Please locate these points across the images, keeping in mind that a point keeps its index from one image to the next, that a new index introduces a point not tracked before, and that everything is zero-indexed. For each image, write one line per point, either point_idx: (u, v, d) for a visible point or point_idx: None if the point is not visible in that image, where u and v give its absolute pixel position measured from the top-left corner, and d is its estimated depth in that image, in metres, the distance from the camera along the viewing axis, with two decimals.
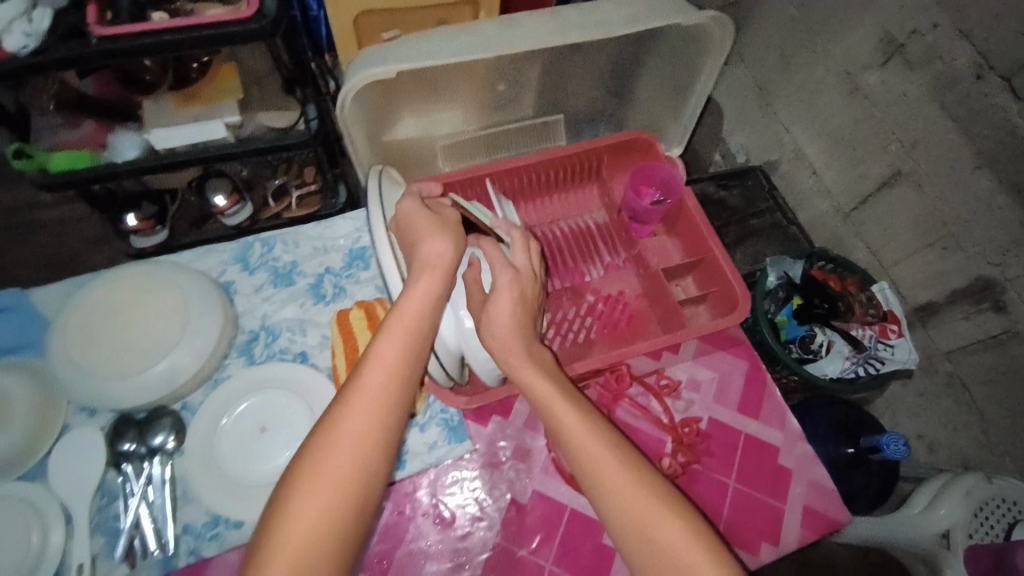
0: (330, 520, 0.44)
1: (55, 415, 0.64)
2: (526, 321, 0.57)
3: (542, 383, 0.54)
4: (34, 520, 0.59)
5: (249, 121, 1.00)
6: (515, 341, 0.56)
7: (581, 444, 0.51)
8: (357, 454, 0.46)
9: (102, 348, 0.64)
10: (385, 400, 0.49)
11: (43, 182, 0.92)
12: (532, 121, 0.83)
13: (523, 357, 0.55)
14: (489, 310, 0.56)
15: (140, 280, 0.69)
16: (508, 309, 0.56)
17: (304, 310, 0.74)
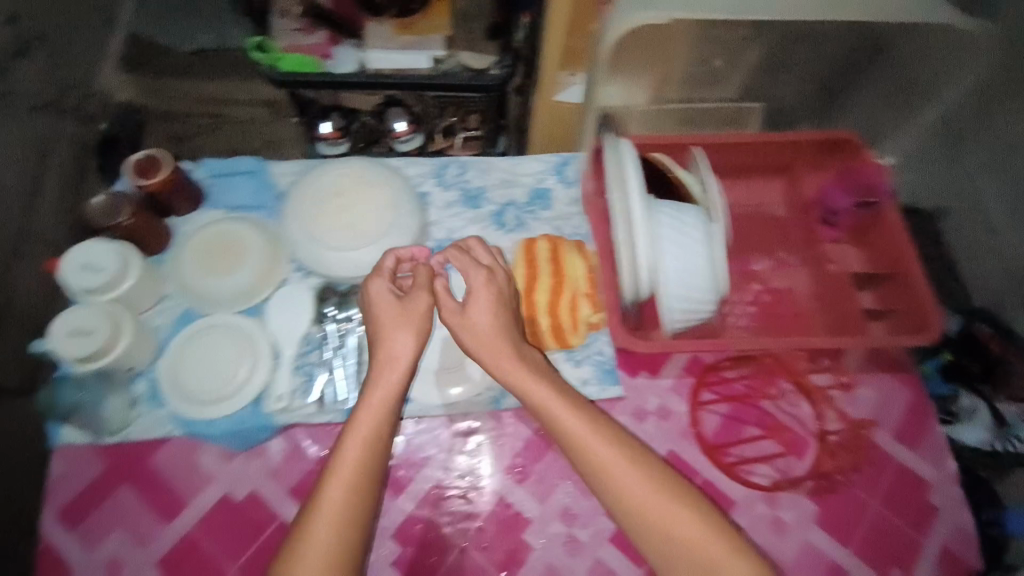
0: (347, 521, 0.51)
1: (279, 268, 0.74)
2: (509, 327, 0.61)
3: (537, 391, 0.57)
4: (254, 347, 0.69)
5: (450, 58, 1.05)
6: (501, 348, 0.60)
7: (608, 458, 0.54)
8: (354, 477, 0.52)
9: (326, 221, 0.73)
10: (380, 423, 0.56)
11: (273, 77, 1.03)
12: (732, 103, 0.83)
13: (509, 362, 0.59)
14: (467, 316, 0.61)
15: (361, 170, 0.76)
16: (488, 312, 0.61)
17: (486, 233, 0.80)
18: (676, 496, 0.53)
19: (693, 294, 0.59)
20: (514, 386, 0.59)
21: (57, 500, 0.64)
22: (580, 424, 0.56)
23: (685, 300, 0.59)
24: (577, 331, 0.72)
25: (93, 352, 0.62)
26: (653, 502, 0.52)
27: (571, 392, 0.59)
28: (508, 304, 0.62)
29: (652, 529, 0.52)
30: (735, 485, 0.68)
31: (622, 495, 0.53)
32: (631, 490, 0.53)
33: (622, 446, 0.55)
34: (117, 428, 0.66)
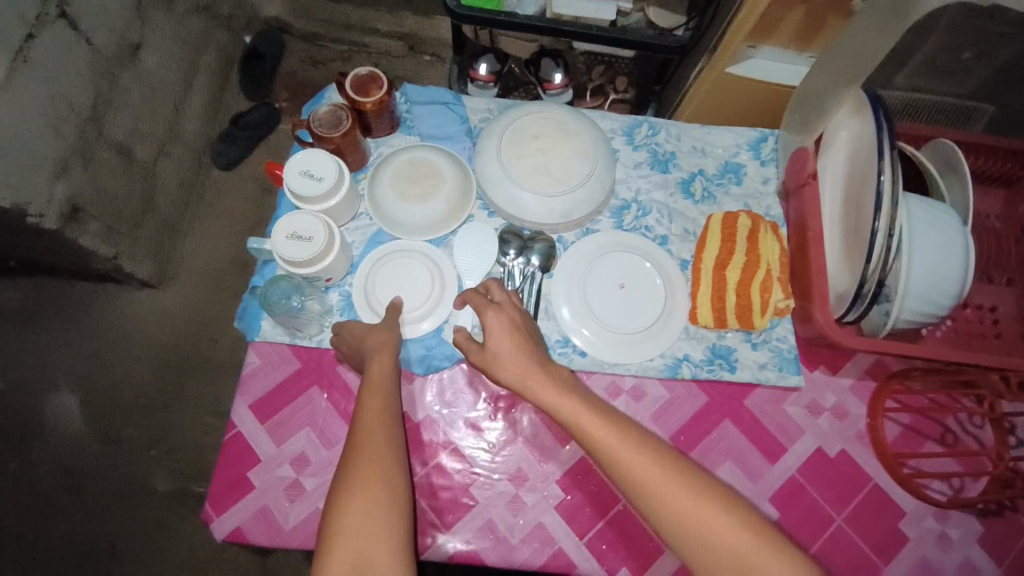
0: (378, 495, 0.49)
1: (467, 202, 0.74)
2: (531, 351, 0.61)
3: (561, 399, 0.56)
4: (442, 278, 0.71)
5: (635, 13, 1.04)
6: (526, 365, 0.60)
7: (618, 450, 0.52)
8: (358, 455, 0.52)
9: (524, 162, 0.72)
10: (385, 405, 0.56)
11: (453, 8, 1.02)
12: (958, 100, 0.78)
13: (537, 383, 0.58)
14: (489, 353, 0.61)
15: (562, 116, 0.75)
16: (511, 346, 0.60)
17: (673, 200, 0.78)
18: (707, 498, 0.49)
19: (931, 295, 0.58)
20: (544, 405, 0.57)
21: (251, 391, 0.68)
22: (594, 419, 0.55)
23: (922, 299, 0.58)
24: (764, 314, 0.69)
25: (305, 258, 0.63)
26: (675, 489, 0.49)
27: (584, 394, 0.57)
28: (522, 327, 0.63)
29: (682, 525, 0.48)
30: (905, 496, 0.67)
31: (642, 493, 0.50)
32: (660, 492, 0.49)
33: (634, 439, 0.53)
34: (313, 333, 0.70)
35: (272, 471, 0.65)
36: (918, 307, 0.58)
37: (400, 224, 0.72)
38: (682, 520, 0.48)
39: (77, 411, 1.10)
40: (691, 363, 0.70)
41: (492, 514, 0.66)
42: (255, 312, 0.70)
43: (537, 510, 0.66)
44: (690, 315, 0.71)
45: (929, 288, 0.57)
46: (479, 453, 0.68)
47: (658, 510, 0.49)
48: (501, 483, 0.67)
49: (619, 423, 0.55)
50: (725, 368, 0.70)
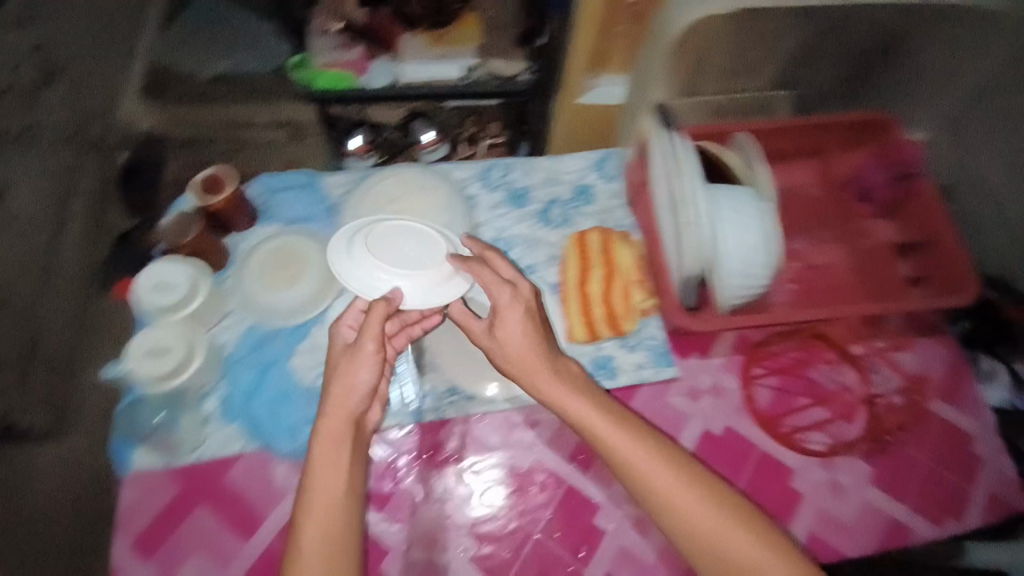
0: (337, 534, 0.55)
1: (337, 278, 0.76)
2: (540, 344, 0.64)
3: (553, 388, 0.63)
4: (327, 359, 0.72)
5: (480, 66, 1.07)
6: (536, 362, 0.64)
7: (620, 444, 0.60)
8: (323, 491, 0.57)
9: (381, 228, 0.76)
10: (344, 442, 0.59)
11: (308, 95, 1.05)
12: (760, 92, 0.88)
13: (546, 384, 0.63)
14: (497, 341, 0.65)
15: (413, 177, 0.80)
16: (521, 333, 0.64)
17: (533, 231, 0.83)
18: (650, 452, 0.60)
19: (751, 267, 0.66)
20: (553, 403, 0.63)
21: (132, 527, 0.65)
22: (578, 404, 0.63)
23: (744, 271, 0.66)
24: (628, 317, 0.75)
25: (167, 371, 0.66)
26: (642, 458, 0.59)
27: (591, 395, 0.64)
28: (534, 316, 0.65)
29: (674, 510, 0.57)
30: (791, 454, 0.71)
31: (638, 480, 0.59)
32: (619, 457, 0.60)
33: (641, 439, 0.61)
34: (189, 450, 0.68)
35: None
36: (744, 277, 0.66)
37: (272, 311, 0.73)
38: (672, 508, 0.57)
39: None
40: None
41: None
42: (125, 443, 0.68)
43: (455, 564, 0.66)
44: (565, 333, 0.75)
45: (746, 261, 0.66)
46: (388, 523, 0.68)
47: (661, 499, 0.58)
48: (415, 548, 0.67)
49: (624, 421, 0.62)
50: (607, 375, 0.74)
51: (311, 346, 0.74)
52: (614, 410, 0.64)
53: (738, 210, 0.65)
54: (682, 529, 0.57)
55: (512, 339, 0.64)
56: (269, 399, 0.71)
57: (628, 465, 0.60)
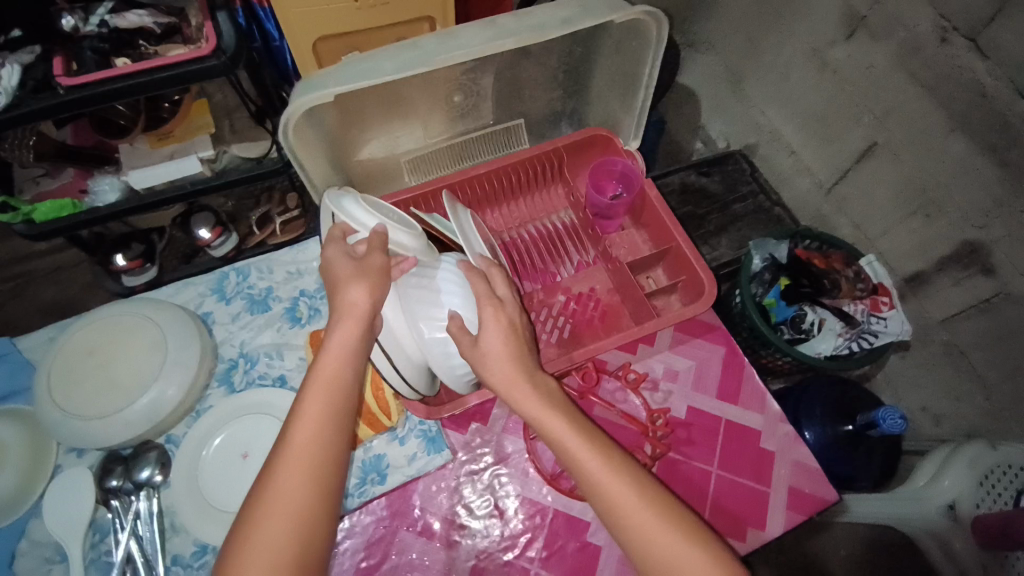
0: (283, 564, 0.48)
1: (45, 454, 0.67)
2: (523, 357, 0.58)
3: (528, 401, 0.56)
4: (49, 554, 0.64)
5: (223, 155, 1.02)
6: (515, 371, 0.57)
7: (586, 458, 0.54)
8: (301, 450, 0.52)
9: (81, 389, 0.66)
10: (317, 444, 0.52)
11: (29, 233, 0.93)
12: (491, 128, 0.85)
13: (527, 389, 0.57)
14: (481, 352, 0.57)
15: (116, 319, 0.70)
16: (504, 346, 0.57)
17: (282, 334, 0.76)
18: (604, 456, 0.55)
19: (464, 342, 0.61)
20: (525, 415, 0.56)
21: None
22: (530, 403, 0.56)
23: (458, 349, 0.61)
24: (389, 411, 0.70)
25: None
26: (601, 466, 0.54)
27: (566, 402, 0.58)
28: (519, 332, 0.59)
29: (632, 523, 0.52)
30: (584, 505, 0.67)
31: (599, 492, 0.53)
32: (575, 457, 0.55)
33: (604, 449, 0.55)
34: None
35: None
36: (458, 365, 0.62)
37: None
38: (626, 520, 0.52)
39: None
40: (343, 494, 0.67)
41: None
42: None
43: None
44: None
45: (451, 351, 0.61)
46: None
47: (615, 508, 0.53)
48: None
49: (593, 435, 0.56)
50: (377, 480, 0.68)
51: (30, 545, 0.64)
52: (580, 419, 0.58)
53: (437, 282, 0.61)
54: (633, 541, 0.52)
55: (494, 353, 0.57)
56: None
57: (595, 481, 0.54)
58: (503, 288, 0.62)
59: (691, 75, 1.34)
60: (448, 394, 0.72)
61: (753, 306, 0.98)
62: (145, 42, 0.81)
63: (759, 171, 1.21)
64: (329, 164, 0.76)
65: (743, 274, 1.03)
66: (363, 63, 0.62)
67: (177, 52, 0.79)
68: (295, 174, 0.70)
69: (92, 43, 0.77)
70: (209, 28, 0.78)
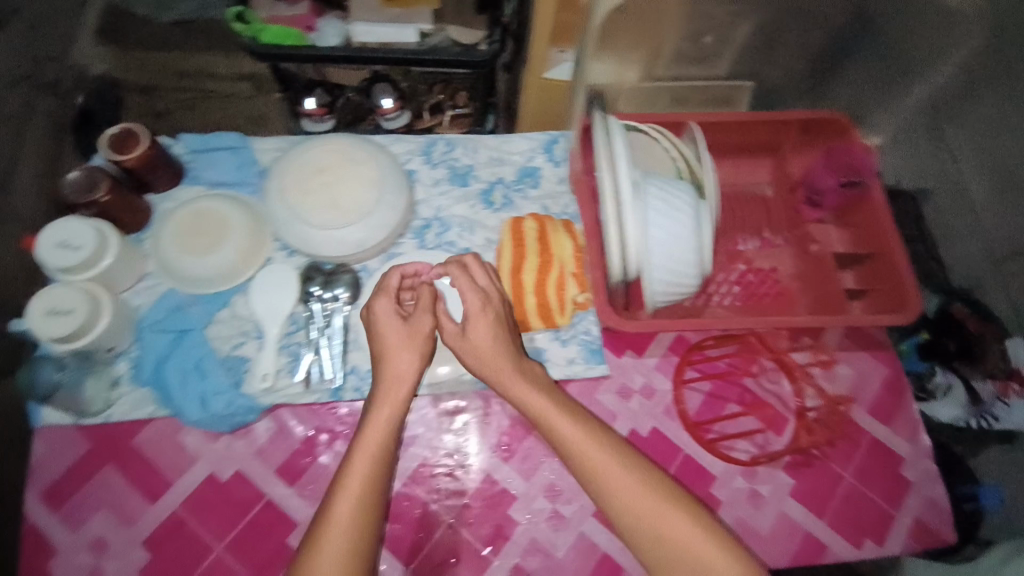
0: (363, 522, 0.49)
1: (262, 246, 0.73)
2: (511, 343, 0.59)
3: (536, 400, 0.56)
4: (246, 327, 0.70)
5: (439, 32, 1.03)
6: (502, 362, 0.58)
7: (604, 466, 0.52)
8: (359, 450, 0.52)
9: (310, 199, 0.72)
10: (378, 458, 0.52)
11: (252, 48, 0.98)
12: (721, 82, 0.82)
13: (518, 380, 0.57)
14: (467, 339, 0.59)
15: (346, 149, 0.75)
16: (487, 331, 0.58)
17: (474, 212, 0.79)
18: (628, 465, 0.53)
19: (679, 262, 0.60)
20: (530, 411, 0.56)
21: (41, 481, 0.63)
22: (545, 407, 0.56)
23: (672, 268, 0.60)
24: (564, 312, 0.72)
25: (72, 332, 0.60)
26: (623, 484, 0.52)
27: (562, 397, 0.57)
28: (505, 324, 0.60)
29: (667, 543, 0.49)
30: (716, 461, 0.69)
31: (632, 516, 0.51)
32: (599, 467, 0.52)
33: (596, 436, 0.54)
34: (100, 408, 0.65)
35: (67, 563, 0.61)
36: (666, 280, 0.60)
37: (186, 277, 0.69)
38: (642, 522, 0.50)
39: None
40: None
41: None
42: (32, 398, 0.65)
43: None
44: None
45: (668, 264, 0.60)
46: (295, 499, 0.64)
47: (624, 514, 0.51)
48: None
49: (588, 423, 0.55)
50: None
51: (229, 315, 0.70)
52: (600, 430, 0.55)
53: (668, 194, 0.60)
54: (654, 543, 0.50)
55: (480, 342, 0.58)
56: (183, 365, 0.66)
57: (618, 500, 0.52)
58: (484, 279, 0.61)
59: None
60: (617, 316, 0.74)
61: None
62: None
63: None
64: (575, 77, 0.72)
65: None
66: None
67: None
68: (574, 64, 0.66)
69: None
70: None
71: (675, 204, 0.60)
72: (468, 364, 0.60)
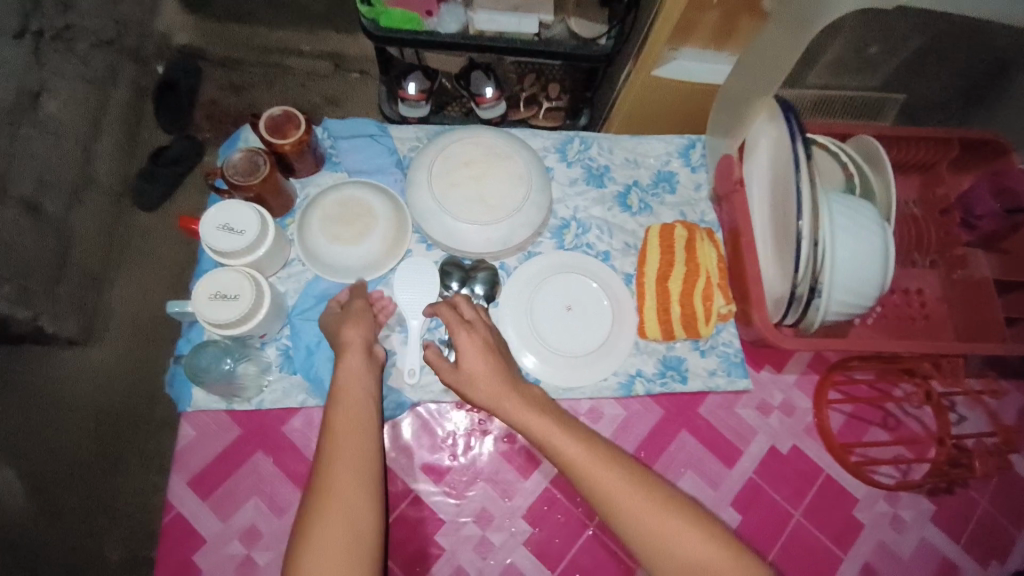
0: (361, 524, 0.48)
1: (404, 239, 0.71)
2: (504, 367, 0.59)
3: (531, 416, 0.55)
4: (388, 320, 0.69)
5: (558, 24, 1.02)
6: (498, 385, 0.57)
7: (591, 471, 0.52)
8: (337, 465, 0.51)
9: (457, 192, 0.70)
10: (360, 474, 0.51)
11: (371, 31, 0.97)
12: (871, 94, 0.80)
13: (510, 399, 0.56)
14: (463, 373, 0.58)
15: (491, 142, 0.73)
16: (481, 361, 0.58)
17: (611, 215, 0.78)
18: (621, 472, 0.52)
19: (864, 281, 0.59)
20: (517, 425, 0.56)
21: (188, 466, 0.62)
22: (534, 419, 0.55)
23: (856, 286, 0.59)
24: (709, 322, 0.70)
25: (235, 318, 0.59)
26: (618, 491, 0.51)
27: (553, 411, 0.57)
28: (497, 349, 0.60)
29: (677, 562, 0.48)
30: (857, 483, 0.68)
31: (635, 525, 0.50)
32: (589, 472, 0.52)
33: (593, 446, 0.54)
34: (251, 395, 0.64)
35: (220, 551, 0.60)
36: (843, 300, 0.59)
37: (334, 265, 0.67)
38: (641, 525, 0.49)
39: (18, 488, 0.97)
40: (644, 378, 0.70)
41: (462, 532, 0.63)
42: (184, 380, 0.64)
43: (504, 550, 0.63)
44: (639, 329, 0.71)
45: (850, 285, 0.58)
46: (442, 497, 0.64)
47: (620, 521, 0.50)
48: (467, 526, 0.63)
49: (583, 437, 0.55)
50: (677, 379, 0.70)
51: None
52: (588, 435, 0.55)
53: (856, 211, 0.60)
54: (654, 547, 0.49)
55: (478, 374, 0.57)
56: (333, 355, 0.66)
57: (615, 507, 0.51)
58: (471, 311, 0.63)
59: None
60: None
61: None
62: None
63: None
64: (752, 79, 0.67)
65: None
66: None
67: None
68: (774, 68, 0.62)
69: None
70: None
71: (863, 224, 0.59)
72: (466, 396, 0.59)
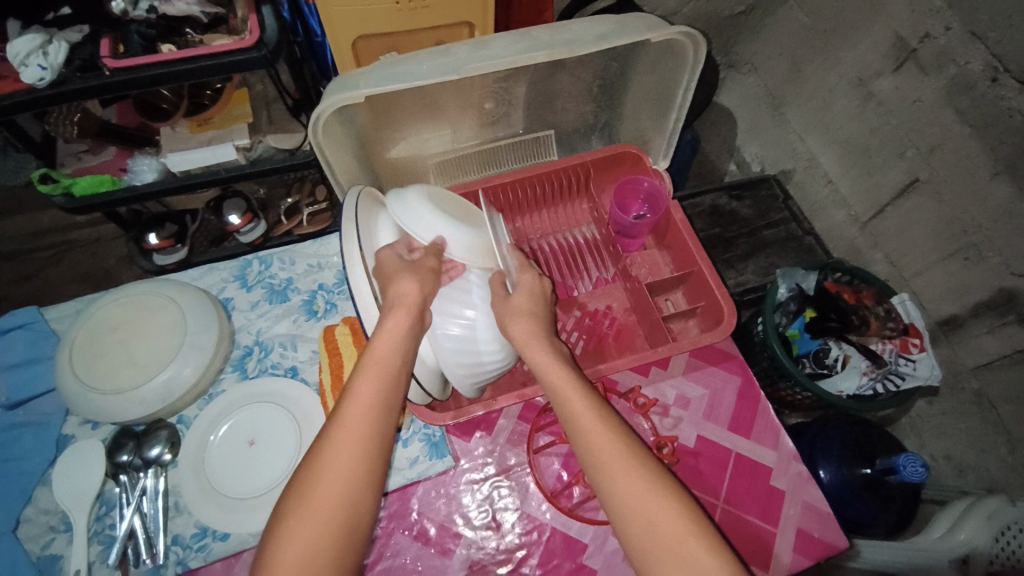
0: (356, 488, 0.49)
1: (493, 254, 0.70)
2: (544, 319, 0.63)
3: (557, 370, 0.57)
4: (54, 523, 0.66)
5: (258, 144, 1.02)
6: (538, 329, 0.61)
7: (600, 441, 0.53)
8: (348, 431, 0.51)
9: (105, 362, 0.68)
10: (367, 439, 0.51)
11: (69, 206, 0.95)
12: (521, 137, 0.82)
13: (542, 349, 0.59)
14: (512, 304, 0.62)
15: (141, 298, 0.72)
16: (531, 305, 0.63)
17: (297, 325, 0.77)
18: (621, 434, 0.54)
19: (471, 344, 0.62)
20: (545, 378, 0.57)
21: None
22: (556, 373, 0.57)
23: (467, 351, 0.62)
24: None
25: None
26: (630, 474, 0.51)
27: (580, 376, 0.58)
28: (546, 299, 0.65)
29: (656, 545, 0.48)
30: (583, 527, 0.67)
31: (617, 502, 0.50)
32: (599, 443, 0.53)
33: (609, 420, 0.54)
34: None
35: None
36: (466, 367, 0.63)
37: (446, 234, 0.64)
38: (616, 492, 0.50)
39: None
40: None
41: None
42: None
43: None
44: None
45: (459, 348, 0.62)
46: None
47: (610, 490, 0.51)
48: None
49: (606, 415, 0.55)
50: None
51: (35, 512, 0.67)
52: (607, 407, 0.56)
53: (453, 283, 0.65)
54: (620, 511, 0.50)
55: (524, 307, 0.62)
56: None
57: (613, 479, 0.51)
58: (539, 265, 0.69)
59: (731, 96, 1.30)
60: (455, 402, 0.73)
61: (773, 334, 0.90)
62: (191, 30, 0.81)
63: (792, 199, 1.13)
64: (356, 161, 0.74)
65: (768, 303, 0.94)
66: (395, 68, 0.61)
67: (220, 42, 0.80)
68: (320, 171, 0.68)
69: (139, 28, 0.78)
70: (253, 20, 0.78)
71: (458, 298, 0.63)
72: (502, 327, 0.62)
